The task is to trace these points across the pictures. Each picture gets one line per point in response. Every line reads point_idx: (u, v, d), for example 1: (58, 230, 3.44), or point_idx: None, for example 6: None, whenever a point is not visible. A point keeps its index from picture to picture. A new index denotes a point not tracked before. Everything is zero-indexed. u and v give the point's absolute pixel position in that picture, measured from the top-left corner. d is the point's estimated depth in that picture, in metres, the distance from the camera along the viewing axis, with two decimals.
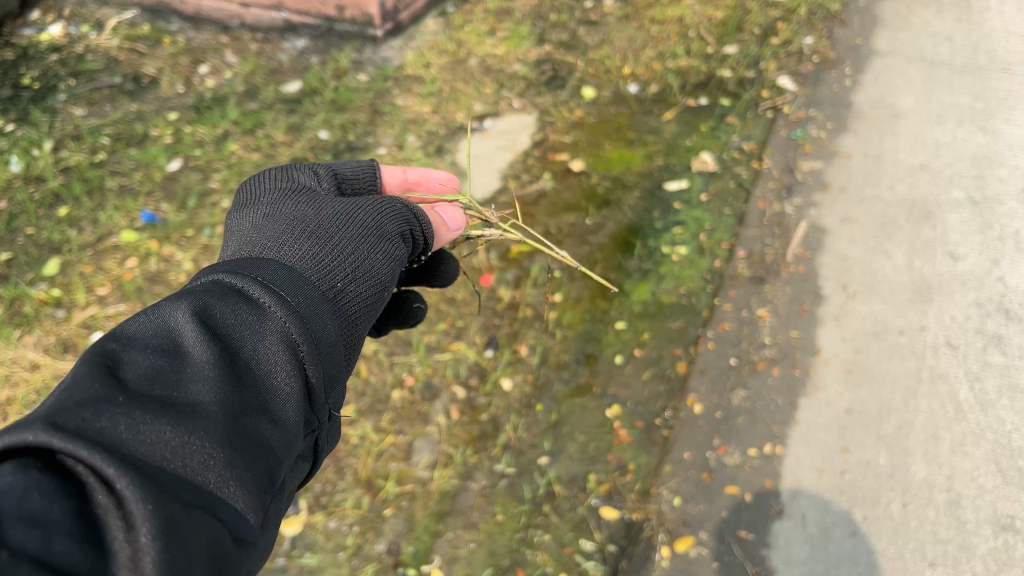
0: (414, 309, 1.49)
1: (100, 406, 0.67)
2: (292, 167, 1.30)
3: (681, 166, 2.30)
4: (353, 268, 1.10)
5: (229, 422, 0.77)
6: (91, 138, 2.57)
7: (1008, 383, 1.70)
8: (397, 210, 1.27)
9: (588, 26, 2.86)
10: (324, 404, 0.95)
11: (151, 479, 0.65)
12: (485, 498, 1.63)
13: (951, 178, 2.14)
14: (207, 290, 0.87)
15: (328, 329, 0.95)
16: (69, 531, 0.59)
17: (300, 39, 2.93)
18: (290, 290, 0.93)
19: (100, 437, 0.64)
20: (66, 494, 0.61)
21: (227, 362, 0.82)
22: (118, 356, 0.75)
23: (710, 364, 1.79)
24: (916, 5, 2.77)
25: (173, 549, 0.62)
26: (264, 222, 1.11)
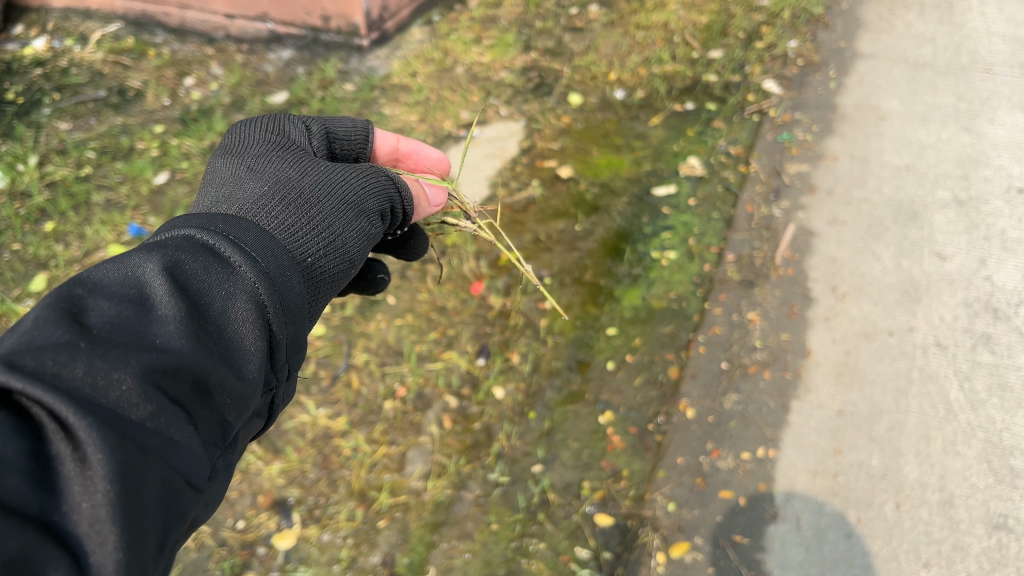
0: (377, 280, 1.47)
1: (64, 351, 0.69)
2: (286, 119, 1.31)
3: (669, 171, 2.30)
4: (327, 234, 1.11)
5: (192, 376, 0.79)
6: (77, 152, 2.56)
7: (997, 382, 1.71)
8: (381, 187, 1.27)
9: (574, 33, 2.87)
10: (285, 365, 0.97)
11: (111, 426, 0.68)
12: (479, 508, 1.62)
13: (937, 179, 2.16)
14: (180, 242, 0.88)
15: (295, 291, 0.96)
16: (22, 473, 0.63)
17: (286, 50, 2.93)
18: (261, 250, 0.95)
19: (60, 382, 0.67)
20: (22, 436, 0.65)
21: (195, 316, 0.83)
22: (85, 300, 0.76)
23: (701, 368, 1.79)
24: (898, 8, 2.79)
25: (125, 495, 0.66)
26: (247, 177, 1.11)
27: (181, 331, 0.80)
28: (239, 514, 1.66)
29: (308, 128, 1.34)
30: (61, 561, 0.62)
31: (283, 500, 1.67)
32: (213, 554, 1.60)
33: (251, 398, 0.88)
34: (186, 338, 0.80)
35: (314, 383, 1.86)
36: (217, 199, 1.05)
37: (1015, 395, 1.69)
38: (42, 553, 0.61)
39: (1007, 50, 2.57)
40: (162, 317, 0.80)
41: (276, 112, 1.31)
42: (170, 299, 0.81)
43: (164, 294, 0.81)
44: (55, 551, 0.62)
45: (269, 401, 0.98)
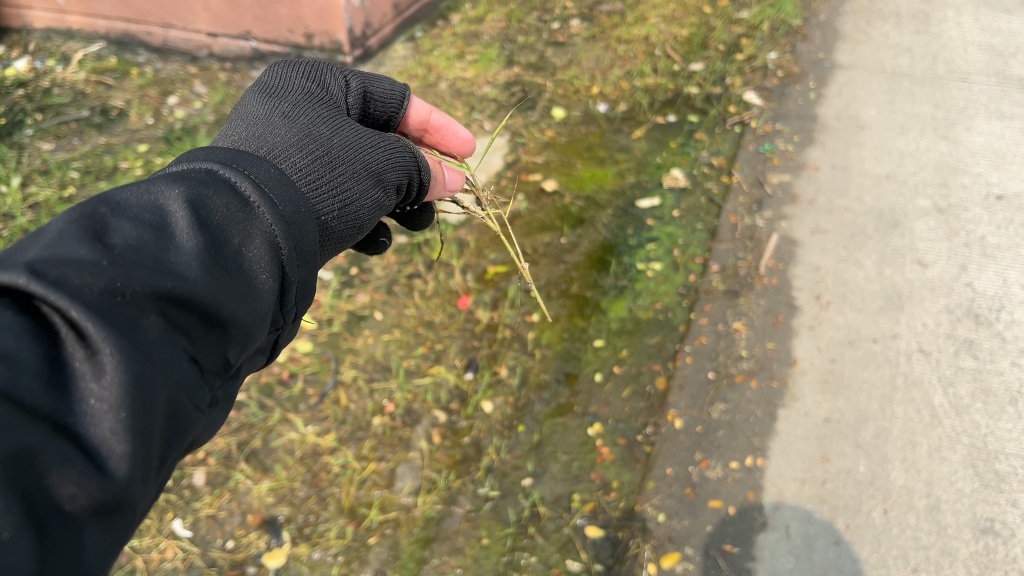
0: (376, 243, 1.45)
1: (86, 262, 0.70)
2: (330, 70, 1.32)
3: (652, 183, 2.32)
4: (345, 193, 1.11)
5: (208, 303, 0.79)
6: (60, 173, 2.54)
7: (980, 388, 1.73)
8: (404, 158, 1.26)
9: (556, 48, 2.90)
10: (294, 307, 0.98)
11: (127, 341, 0.69)
12: (470, 523, 1.62)
13: (916, 187, 2.18)
14: (203, 173, 0.89)
15: (309, 238, 0.96)
16: (37, 374, 0.64)
17: (269, 68, 2.93)
18: (281, 194, 0.95)
19: (82, 292, 0.68)
20: (39, 338, 0.66)
21: (214, 245, 0.83)
22: (108, 215, 0.77)
23: (688, 379, 1.80)
24: (874, 19, 2.84)
25: (135, 408, 0.68)
26: (278, 120, 1.11)
27: (200, 257, 0.80)
28: (229, 534, 1.65)
29: (348, 84, 1.35)
30: (71, 460, 0.64)
31: (273, 518, 1.66)
32: (202, 575, 1.59)
33: (258, 333, 0.89)
34: (204, 265, 0.80)
35: (302, 400, 1.86)
36: (245, 136, 1.05)
37: (998, 399, 1.71)
38: (53, 451, 0.63)
39: (983, 59, 2.61)
40: (182, 241, 0.80)
41: (317, 61, 1.32)
42: (190, 225, 0.82)
43: (184, 219, 0.82)
44: (66, 450, 0.64)
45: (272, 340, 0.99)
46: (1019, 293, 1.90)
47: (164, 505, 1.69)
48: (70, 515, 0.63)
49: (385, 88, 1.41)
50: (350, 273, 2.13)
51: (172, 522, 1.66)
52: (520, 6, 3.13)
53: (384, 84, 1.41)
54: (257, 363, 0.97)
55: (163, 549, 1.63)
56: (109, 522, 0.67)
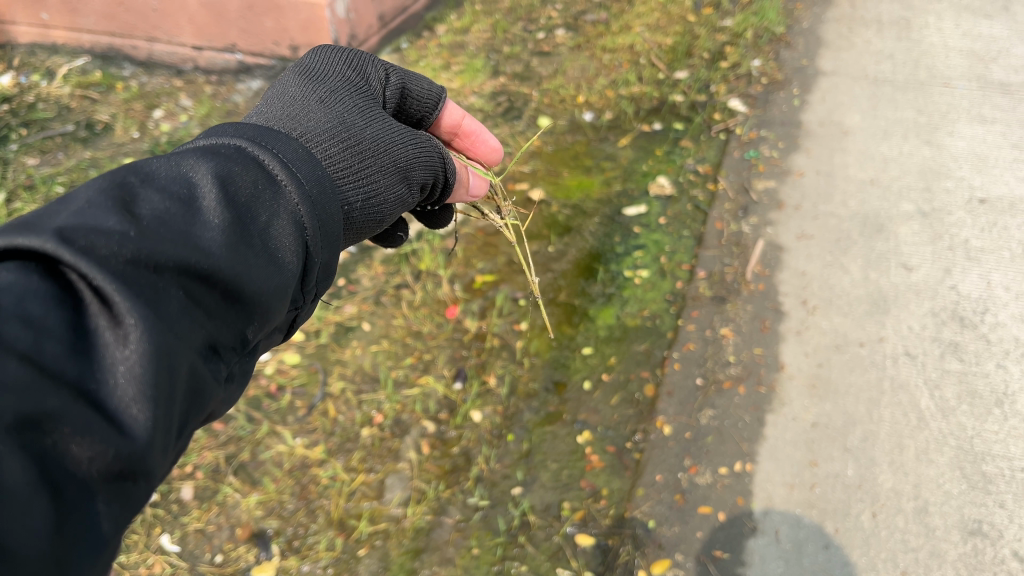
0: (393, 239, 1.46)
1: (115, 232, 0.72)
2: (372, 62, 1.34)
3: (638, 191, 2.33)
4: (371, 184, 1.12)
5: (229, 278, 0.81)
6: (45, 188, 2.52)
7: (966, 390, 1.74)
8: (433, 155, 1.27)
9: (541, 57, 2.91)
10: (313, 286, 0.99)
11: (152, 312, 0.71)
12: (460, 533, 1.61)
13: (900, 192, 2.20)
14: (228, 152, 0.91)
15: (330, 222, 0.97)
16: (61, 340, 0.66)
17: (255, 81, 2.94)
18: (306, 177, 0.96)
19: (108, 261, 0.70)
20: (66, 304, 0.68)
21: (237, 222, 0.85)
22: (135, 189, 0.79)
23: (676, 385, 1.80)
24: (857, 26, 2.86)
25: (156, 379, 0.69)
26: (313, 105, 1.12)
27: (223, 234, 0.82)
28: (217, 548, 1.64)
29: (388, 77, 1.36)
30: (91, 426, 0.65)
31: (262, 532, 1.65)
32: None
33: (276, 311, 0.90)
34: (227, 242, 0.82)
35: (291, 412, 1.85)
36: (278, 118, 1.07)
37: (983, 401, 1.72)
38: (75, 416, 0.64)
39: (964, 64, 2.63)
40: (206, 217, 0.82)
41: (360, 50, 1.33)
42: (214, 203, 0.83)
43: (209, 197, 0.84)
44: (87, 414, 0.65)
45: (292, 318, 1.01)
46: (1002, 296, 1.91)
47: (153, 520, 1.68)
48: (87, 479, 0.64)
49: (425, 87, 1.43)
50: (338, 285, 2.13)
51: (160, 537, 1.66)
52: (505, 16, 3.15)
53: (426, 83, 1.43)
54: (274, 340, 0.99)
55: (151, 565, 1.61)
56: (125, 489, 0.68)
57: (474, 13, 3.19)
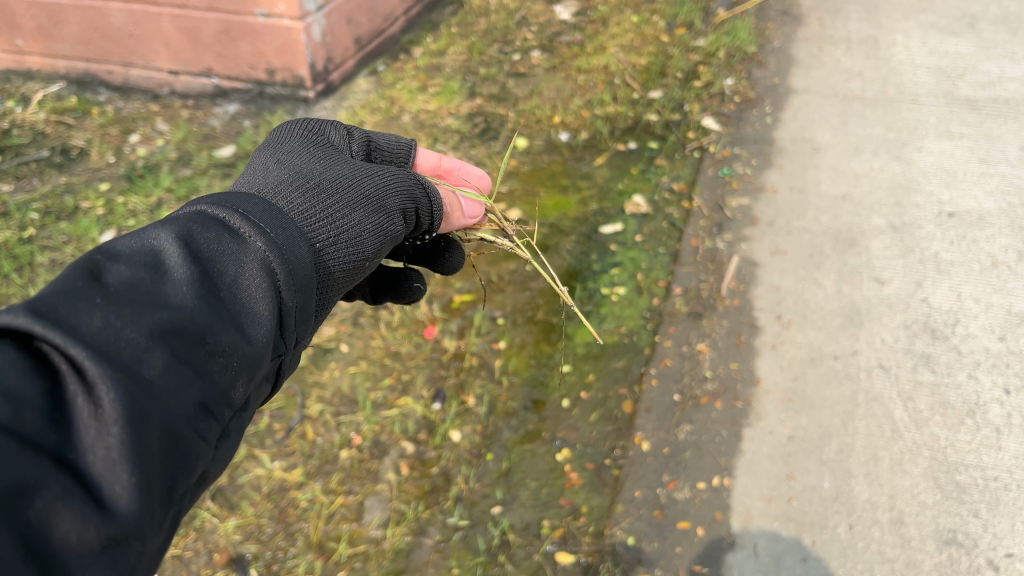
0: (412, 289, 1.48)
1: (81, 301, 0.70)
2: (331, 121, 1.34)
3: (615, 209, 2.34)
4: (346, 225, 1.10)
5: (202, 335, 0.79)
6: (20, 215, 2.49)
7: (938, 401, 1.76)
8: (405, 187, 1.26)
9: (517, 78, 2.94)
10: (293, 331, 0.96)
11: (125, 375, 0.69)
12: (440, 553, 1.61)
13: (872, 207, 2.23)
14: (196, 210, 0.88)
15: (306, 268, 0.96)
16: (38, 411, 0.64)
17: (231, 104, 2.94)
18: (274, 226, 0.94)
19: (78, 330, 0.68)
20: (40, 376, 0.66)
21: (208, 278, 0.83)
22: (106, 257, 0.77)
23: (654, 402, 1.81)
24: (826, 45, 2.92)
25: (136, 442, 0.67)
26: (275, 165, 1.11)
27: (195, 291, 0.80)
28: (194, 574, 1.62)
29: (351, 134, 1.36)
30: (71, 496, 0.63)
31: (240, 556, 1.63)
32: None
33: (260, 363, 0.88)
34: (200, 299, 0.80)
35: (268, 436, 1.84)
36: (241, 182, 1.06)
37: (956, 411, 1.74)
38: (52, 487, 0.63)
39: (931, 81, 2.68)
40: (178, 276, 0.80)
41: (320, 115, 1.33)
42: (186, 262, 0.81)
43: (182, 255, 0.82)
44: (66, 489, 0.63)
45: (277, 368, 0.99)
46: (972, 307, 1.94)
47: None
48: (74, 554, 0.63)
49: (390, 139, 1.45)
50: None
51: None
52: (481, 39, 3.19)
53: (388, 135, 1.44)
54: (262, 393, 0.96)
55: None
56: (115, 558, 0.66)
57: (450, 36, 3.22)
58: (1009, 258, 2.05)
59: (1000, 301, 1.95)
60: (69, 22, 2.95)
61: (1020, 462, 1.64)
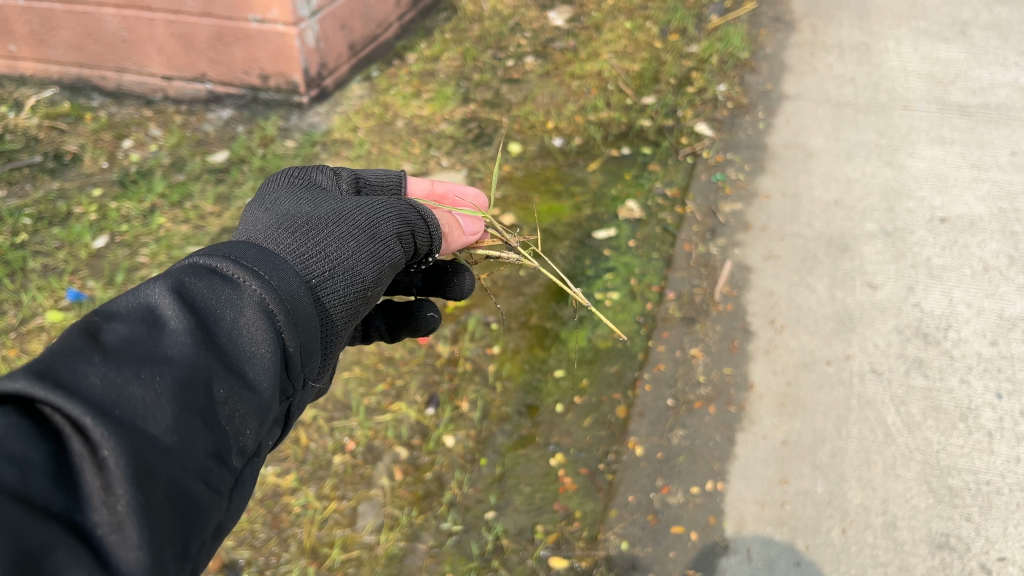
0: (426, 318, 1.47)
1: (78, 362, 0.69)
2: (317, 165, 1.34)
3: (608, 215, 2.35)
4: (343, 256, 1.09)
5: (202, 385, 0.78)
6: (12, 219, 2.46)
7: (931, 405, 1.76)
8: (398, 212, 1.25)
9: (511, 84, 2.95)
10: (300, 372, 0.95)
11: (126, 431, 0.68)
12: (433, 559, 1.60)
13: (864, 212, 2.24)
14: (190, 261, 0.88)
15: (305, 308, 0.95)
16: (45, 473, 0.64)
17: (225, 109, 2.94)
18: (269, 269, 0.93)
19: (77, 390, 0.67)
20: (44, 438, 0.65)
21: (206, 328, 0.83)
22: (102, 316, 0.76)
23: (648, 407, 1.82)
24: (819, 51, 2.93)
25: (141, 497, 0.67)
26: (264, 209, 1.10)
27: (193, 342, 0.79)
28: None
29: (339, 174, 1.35)
30: (83, 557, 0.62)
31: (232, 562, 1.62)
32: None
33: (267, 407, 0.87)
34: (197, 350, 0.79)
35: None
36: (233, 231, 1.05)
37: (948, 416, 1.74)
38: (66, 549, 0.61)
39: (923, 87, 2.70)
40: (174, 330, 0.79)
41: (306, 161, 1.33)
42: (182, 314, 0.81)
43: (178, 308, 0.81)
44: (78, 549, 0.62)
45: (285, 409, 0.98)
46: (964, 312, 1.95)
47: None
48: None
49: (379, 174, 1.44)
50: None
51: None
52: (475, 44, 3.19)
53: (375, 170, 1.43)
54: (273, 436, 0.95)
55: None
56: None
57: (444, 41, 3.23)
58: (1000, 263, 2.06)
59: (991, 305, 1.96)
60: (62, 28, 2.95)
61: (1012, 466, 1.65)
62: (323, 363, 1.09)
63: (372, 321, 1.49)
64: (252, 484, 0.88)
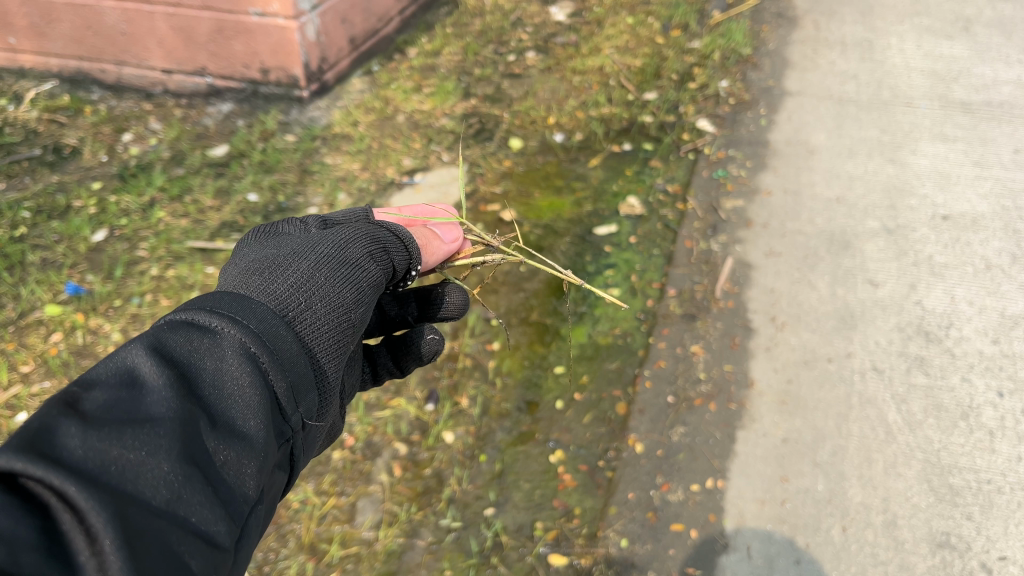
0: (424, 343, 1.45)
1: (55, 435, 0.67)
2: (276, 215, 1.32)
3: (609, 210, 2.34)
4: (320, 290, 1.06)
5: (190, 438, 0.75)
6: (11, 213, 2.45)
7: (932, 403, 1.76)
8: (365, 234, 1.23)
9: (512, 79, 2.94)
10: (294, 414, 0.93)
11: (112, 495, 0.65)
12: (432, 555, 1.59)
13: (866, 210, 2.23)
14: (163, 319, 0.86)
15: (289, 346, 0.92)
16: (36, 547, 0.59)
17: (225, 103, 2.93)
18: (246, 314, 0.91)
19: (59, 461, 0.65)
20: (31, 514, 0.62)
21: (186, 381, 0.80)
22: (78, 387, 0.73)
23: (648, 404, 1.81)
24: (822, 47, 2.92)
25: (139, 556, 0.64)
26: (232, 262, 1.08)
27: (175, 398, 0.77)
28: None
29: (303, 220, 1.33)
30: None
31: None
32: None
33: (263, 452, 0.84)
34: (180, 404, 0.77)
35: None
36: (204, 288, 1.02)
37: (950, 414, 1.74)
38: None
39: (926, 84, 2.69)
40: (154, 388, 0.76)
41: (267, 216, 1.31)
42: (161, 372, 0.78)
43: (155, 367, 0.78)
44: None
45: (286, 452, 0.95)
46: (966, 310, 1.94)
47: None
48: None
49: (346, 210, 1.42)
50: None
51: None
52: (476, 39, 3.18)
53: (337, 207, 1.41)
54: (276, 483, 0.92)
55: None
56: None
57: (445, 36, 3.21)
58: (1003, 261, 2.05)
59: (994, 303, 1.95)
60: (62, 21, 2.94)
61: (1013, 465, 1.64)
62: (321, 401, 1.06)
63: (378, 360, 1.50)
64: (257, 535, 0.84)
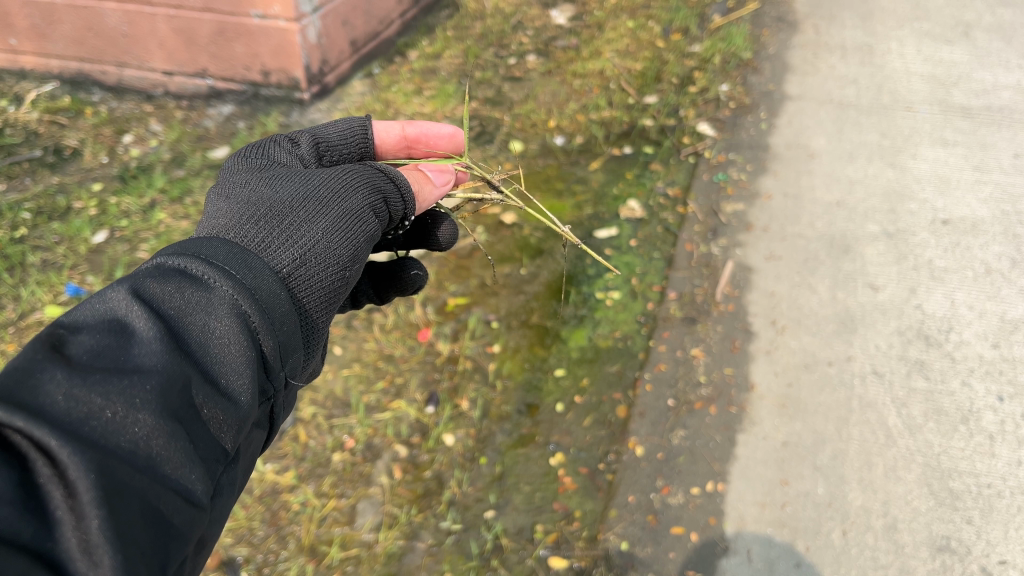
0: (412, 276, 1.48)
1: (39, 383, 0.67)
2: (272, 140, 1.32)
3: (609, 214, 2.34)
4: (314, 246, 1.06)
5: (177, 394, 0.76)
6: (11, 214, 2.44)
7: (933, 407, 1.76)
8: (365, 183, 1.22)
9: (512, 82, 2.94)
10: (279, 373, 0.93)
11: (93, 452, 0.66)
12: (433, 558, 1.59)
13: (866, 213, 2.23)
14: (155, 261, 0.85)
15: (280, 304, 0.92)
16: (13, 501, 0.60)
17: (226, 105, 2.93)
18: (239, 268, 0.90)
19: (41, 410, 0.65)
20: (9, 466, 0.62)
21: (173, 335, 0.80)
22: (65, 332, 0.73)
23: (648, 406, 1.81)
24: (822, 52, 2.93)
25: (115, 516, 0.65)
26: (227, 200, 1.07)
27: (163, 351, 0.77)
28: None
29: (307, 148, 1.34)
30: None
31: (231, 559, 1.59)
32: None
33: (246, 413, 0.85)
34: (168, 359, 0.77)
35: None
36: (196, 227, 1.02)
37: (950, 418, 1.74)
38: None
39: (925, 88, 2.69)
40: (142, 340, 0.76)
41: (269, 141, 1.31)
42: (150, 324, 0.77)
43: (144, 317, 0.78)
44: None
45: (267, 409, 0.96)
46: (966, 314, 1.94)
47: None
48: None
49: (341, 129, 1.45)
50: None
51: None
52: (477, 42, 3.19)
53: (335, 127, 1.43)
54: (254, 441, 0.93)
55: None
56: None
57: (446, 39, 3.22)
58: (1003, 265, 2.06)
59: (994, 307, 1.95)
60: (63, 22, 2.94)
61: (1013, 469, 1.64)
62: (307, 355, 1.06)
63: (359, 286, 1.50)
64: (233, 490, 0.85)
